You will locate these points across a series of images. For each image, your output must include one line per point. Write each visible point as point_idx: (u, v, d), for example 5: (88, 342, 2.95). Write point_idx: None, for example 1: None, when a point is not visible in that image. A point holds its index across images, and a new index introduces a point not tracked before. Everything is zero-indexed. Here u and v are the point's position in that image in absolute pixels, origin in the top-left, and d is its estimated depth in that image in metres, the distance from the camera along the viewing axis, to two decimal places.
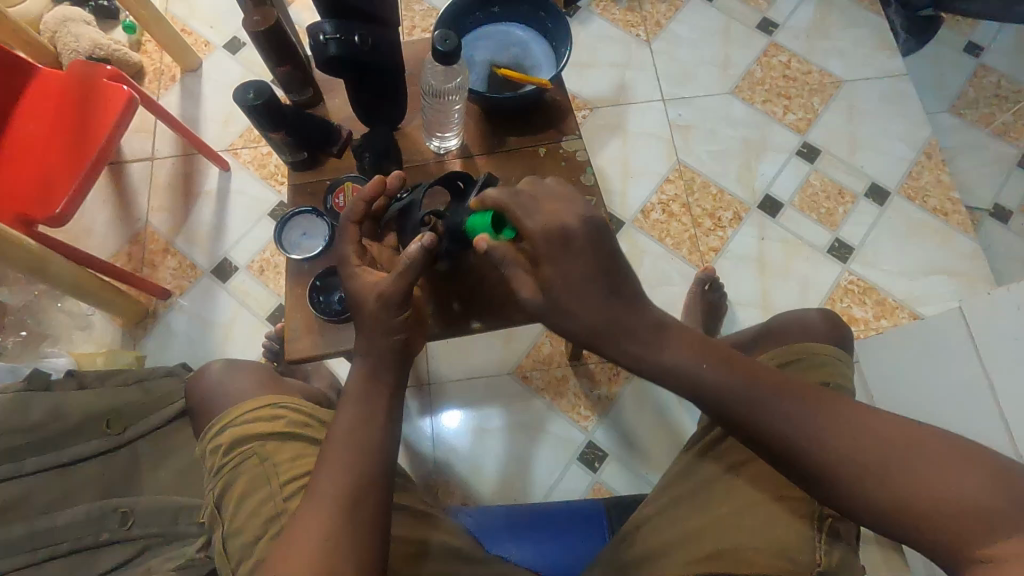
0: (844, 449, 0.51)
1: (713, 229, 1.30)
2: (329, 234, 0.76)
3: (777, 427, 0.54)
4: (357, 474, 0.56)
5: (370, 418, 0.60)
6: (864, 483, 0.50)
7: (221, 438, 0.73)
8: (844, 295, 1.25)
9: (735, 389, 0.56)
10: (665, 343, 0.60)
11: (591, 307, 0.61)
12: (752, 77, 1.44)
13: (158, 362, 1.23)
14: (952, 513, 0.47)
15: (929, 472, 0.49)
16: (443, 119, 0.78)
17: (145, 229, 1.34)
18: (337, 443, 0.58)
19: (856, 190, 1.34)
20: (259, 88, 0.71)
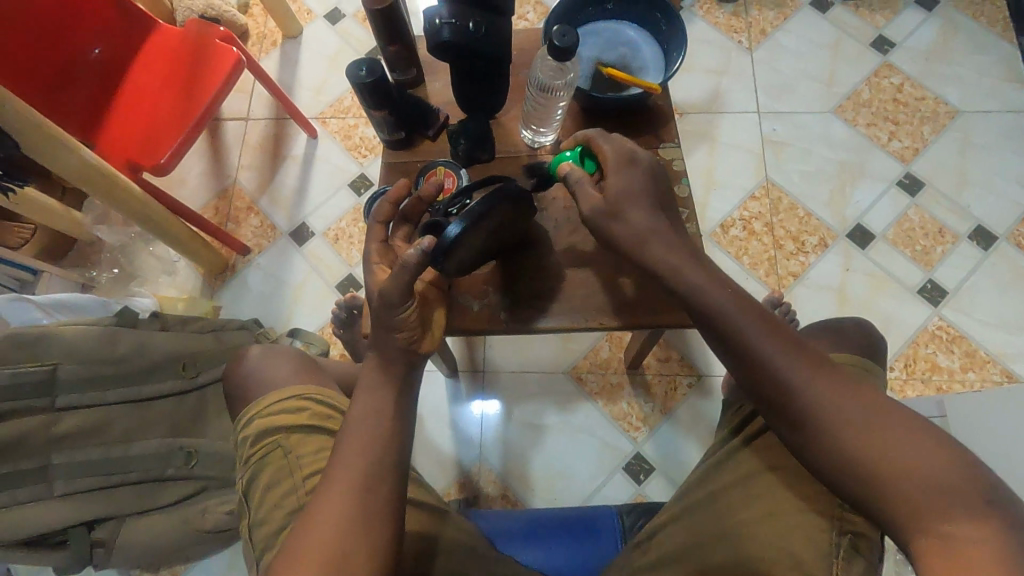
0: (826, 402, 0.51)
1: (795, 252, 1.25)
2: None
3: (775, 365, 0.54)
4: (375, 460, 0.56)
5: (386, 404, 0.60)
6: (834, 434, 0.50)
7: (251, 429, 0.74)
8: (930, 340, 1.17)
9: (747, 325, 0.56)
10: (688, 275, 0.61)
11: (642, 217, 0.64)
12: (859, 98, 1.36)
13: (231, 314, 1.29)
14: (915, 486, 0.46)
15: (905, 445, 0.48)
16: (543, 114, 0.77)
17: (233, 186, 1.39)
18: (354, 427, 0.58)
19: (959, 230, 1.25)
20: (372, 66, 0.72)
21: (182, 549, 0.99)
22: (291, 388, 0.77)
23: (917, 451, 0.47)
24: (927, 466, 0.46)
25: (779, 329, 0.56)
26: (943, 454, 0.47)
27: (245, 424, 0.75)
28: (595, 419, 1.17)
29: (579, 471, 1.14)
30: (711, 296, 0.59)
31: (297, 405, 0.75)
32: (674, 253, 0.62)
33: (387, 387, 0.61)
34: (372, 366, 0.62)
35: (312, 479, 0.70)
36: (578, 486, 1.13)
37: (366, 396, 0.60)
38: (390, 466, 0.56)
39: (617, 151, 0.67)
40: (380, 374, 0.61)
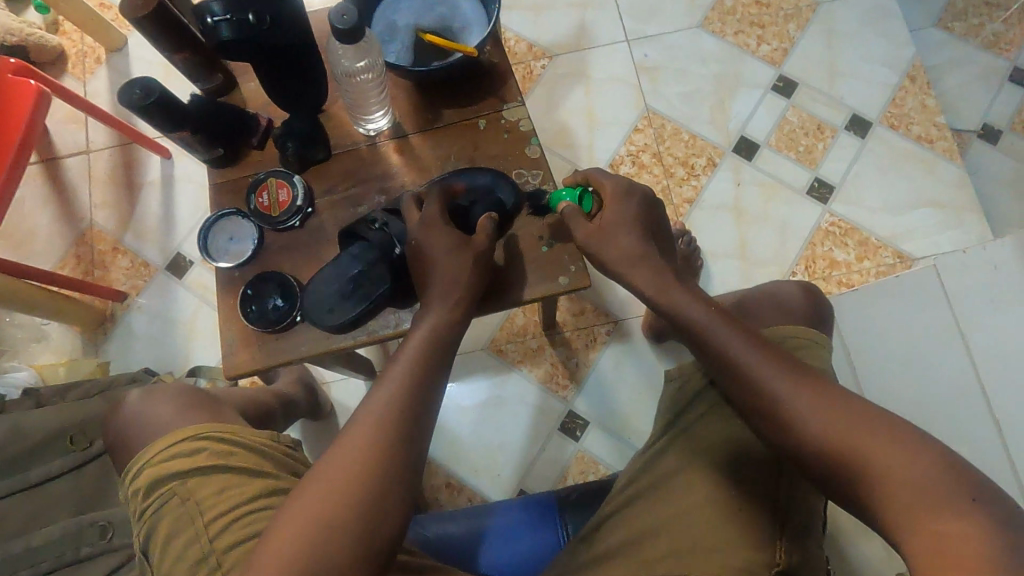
0: (818, 413, 0.54)
1: (686, 178, 1.24)
2: (257, 235, 0.70)
3: (766, 387, 0.57)
4: (362, 498, 0.51)
5: (390, 432, 0.54)
6: (826, 443, 0.53)
7: (137, 482, 0.66)
8: (825, 238, 1.20)
9: (737, 350, 0.59)
10: (675, 292, 0.64)
11: (631, 238, 0.66)
12: (722, 7, 1.33)
13: (123, 367, 1.19)
14: (905, 488, 0.49)
15: (894, 453, 0.50)
16: (364, 102, 0.70)
17: (91, 228, 1.27)
18: (348, 444, 0.54)
19: (836, 123, 1.26)
20: (146, 86, 0.64)
21: None
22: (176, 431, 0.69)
23: (905, 459, 0.50)
24: (910, 470, 0.49)
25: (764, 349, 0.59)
26: (923, 457, 0.49)
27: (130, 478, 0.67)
28: (528, 387, 1.15)
29: (523, 441, 1.13)
30: (701, 322, 0.62)
31: (190, 447, 0.67)
32: (656, 274, 0.65)
33: (394, 409, 0.55)
34: (393, 373, 0.58)
35: (217, 527, 0.63)
36: (524, 457, 1.12)
37: (372, 413, 0.55)
38: (377, 509, 0.51)
39: (616, 180, 0.69)
40: (398, 392, 0.56)
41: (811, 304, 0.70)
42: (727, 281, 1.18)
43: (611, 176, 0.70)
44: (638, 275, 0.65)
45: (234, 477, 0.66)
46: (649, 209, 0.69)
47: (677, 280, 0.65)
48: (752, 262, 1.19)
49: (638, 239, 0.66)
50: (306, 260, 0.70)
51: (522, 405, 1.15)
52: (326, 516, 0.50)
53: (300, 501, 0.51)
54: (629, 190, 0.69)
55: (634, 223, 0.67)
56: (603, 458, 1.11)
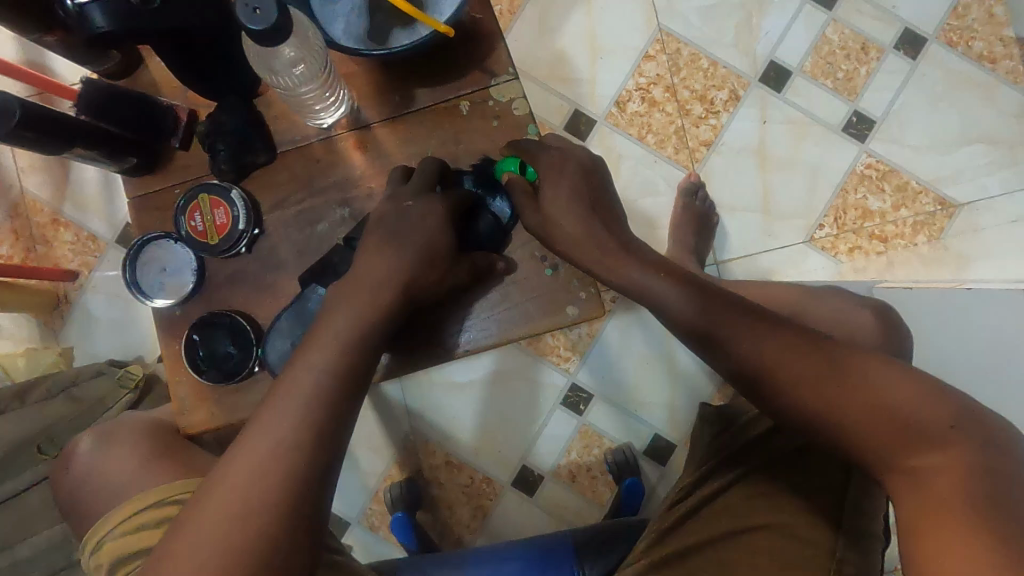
0: (790, 362, 0.50)
1: (704, 116, 1.06)
2: (196, 266, 0.57)
3: (723, 338, 0.52)
4: (266, 518, 0.42)
5: (293, 444, 0.45)
6: (805, 395, 0.49)
7: (98, 557, 0.53)
8: (859, 184, 1.06)
9: (684, 305, 0.54)
10: (625, 267, 0.57)
11: (572, 217, 0.56)
12: None
13: (87, 354, 1.10)
14: (895, 430, 0.47)
15: (876, 394, 0.47)
16: (303, 97, 0.54)
17: (23, 198, 1.11)
18: (241, 464, 0.44)
19: (883, 41, 1.06)
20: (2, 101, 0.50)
21: None
22: (137, 493, 0.54)
23: (894, 397, 0.47)
24: (906, 407, 0.47)
25: (716, 297, 0.54)
26: (897, 380, 0.48)
27: (88, 553, 0.54)
28: (527, 360, 1.07)
29: (522, 419, 1.08)
30: (624, 271, 0.56)
31: None
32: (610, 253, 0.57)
33: (301, 419, 0.46)
34: (299, 375, 0.47)
35: None
36: (525, 436, 1.07)
37: (269, 427, 0.45)
38: (287, 529, 0.43)
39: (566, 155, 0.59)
40: (302, 404, 0.46)
41: (887, 335, 0.64)
42: (745, 239, 1.06)
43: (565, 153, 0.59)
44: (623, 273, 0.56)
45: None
46: (588, 178, 0.60)
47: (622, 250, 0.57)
48: (774, 215, 1.06)
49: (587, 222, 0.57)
50: (259, 294, 0.58)
51: (532, 384, 1.07)
52: (220, 546, 0.41)
53: (190, 530, 0.42)
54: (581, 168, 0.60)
55: (583, 201, 0.58)
56: (608, 431, 1.06)
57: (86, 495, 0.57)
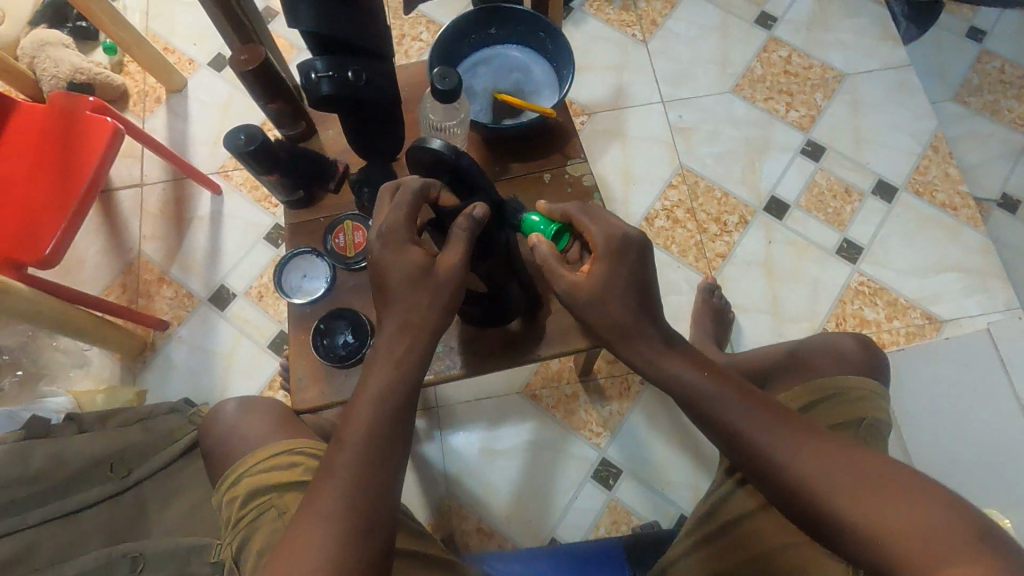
0: (800, 460, 0.55)
1: (719, 234, 1.28)
2: (330, 274, 0.73)
3: (761, 444, 0.57)
4: (338, 533, 0.53)
5: (361, 472, 0.56)
6: (820, 495, 0.53)
7: (236, 491, 0.68)
8: (855, 297, 1.23)
9: (728, 410, 0.60)
10: (662, 359, 0.65)
11: (618, 309, 0.65)
12: (753, 75, 1.41)
13: (159, 396, 1.20)
14: (918, 539, 0.48)
15: (890, 501, 0.50)
16: None
17: (138, 258, 1.30)
18: (316, 501, 0.55)
19: (863, 187, 1.31)
20: (250, 131, 0.69)
21: None
22: (272, 443, 0.71)
23: (907, 507, 0.50)
24: (924, 520, 0.48)
25: (756, 398, 0.61)
26: (913, 497, 0.50)
27: (227, 489, 0.69)
28: (560, 430, 1.16)
29: (553, 491, 1.13)
30: (667, 361, 0.65)
31: (288, 461, 0.69)
32: (642, 341, 0.65)
33: (361, 457, 0.57)
34: (356, 417, 0.59)
35: None
36: (555, 507, 1.12)
37: (336, 464, 0.57)
38: (353, 543, 0.53)
39: (605, 236, 0.65)
40: (362, 438, 0.58)
41: (867, 357, 0.77)
42: (758, 335, 1.20)
43: (601, 228, 0.66)
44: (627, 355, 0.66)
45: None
46: (636, 261, 0.65)
47: (648, 323, 0.66)
48: (783, 317, 1.21)
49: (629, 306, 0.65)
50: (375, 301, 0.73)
51: (561, 452, 1.15)
52: (303, 560, 0.51)
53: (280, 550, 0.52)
54: (611, 241, 0.65)
55: (624, 282, 0.65)
56: (636, 508, 1.11)
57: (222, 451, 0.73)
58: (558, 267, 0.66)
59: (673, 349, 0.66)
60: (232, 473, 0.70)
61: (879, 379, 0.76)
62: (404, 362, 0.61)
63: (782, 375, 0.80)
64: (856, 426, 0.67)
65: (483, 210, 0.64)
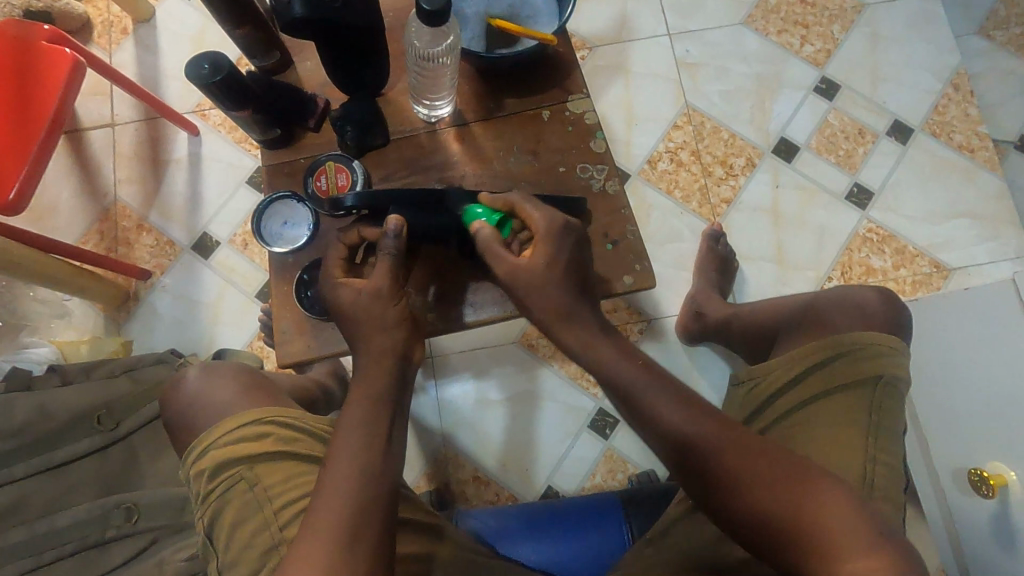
0: (727, 457, 0.56)
1: (724, 177, 1.22)
2: (312, 219, 0.68)
3: (706, 447, 0.56)
4: (358, 519, 0.53)
5: (369, 459, 0.56)
6: (750, 492, 0.54)
7: (202, 464, 0.66)
8: (862, 244, 1.19)
9: (668, 409, 0.59)
10: (599, 344, 0.63)
11: (588, 275, 0.64)
12: (767, 4, 1.31)
13: (146, 347, 1.17)
14: (832, 536, 0.50)
15: (807, 499, 0.52)
16: (432, 86, 0.68)
17: (115, 204, 1.23)
18: (332, 494, 0.54)
19: (877, 128, 1.25)
20: (214, 59, 0.62)
21: None
22: (238, 415, 0.68)
23: (821, 504, 0.52)
24: (836, 520, 0.51)
25: (683, 396, 0.60)
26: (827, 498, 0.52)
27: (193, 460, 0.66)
28: (559, 385, 1.14)
29: (547, 443, 1.12)
30: (606, 351, 0.63)
31: (255, 433, 0.66)
32: (577, 327, 0.64)
33: (366, 446, 0.57)
34: (355, 411, 0.59)
35: (289, 511, 0.63)
36: (550, 456, 1.11)
37: (343, 456, 0.56)
38: (355, 540, 0.52)
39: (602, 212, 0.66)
40: (363, 428, 0.58)
41: (887, 309, 0.74)
42: (762, 285, 1.17)
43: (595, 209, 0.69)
44: (563, 336, 0.63)
45: (301, 464, 0.66)
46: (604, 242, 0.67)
47: (601, 332, 0.64)
48: (788, 264, 1.18)
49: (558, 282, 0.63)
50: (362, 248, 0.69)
51: (558, 404, 1.14)
52: (331, 553, 0.51)
53: (300, 548, 0.52)
54: (551, 229, 0.63)
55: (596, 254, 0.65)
56: (633, 457, 1.11)
57: (193, 415, 0.70)
58: (500, 253, 0.63)
59: (609, 339, 0.64)
60: (195, 447, 0.67)
61: (899, 333, 0.73)
62: (389, 346, 0.61)
63: (795, 336, 0.78)
64: (870, 384, 0.66)
65: (399, 221, 0.62)
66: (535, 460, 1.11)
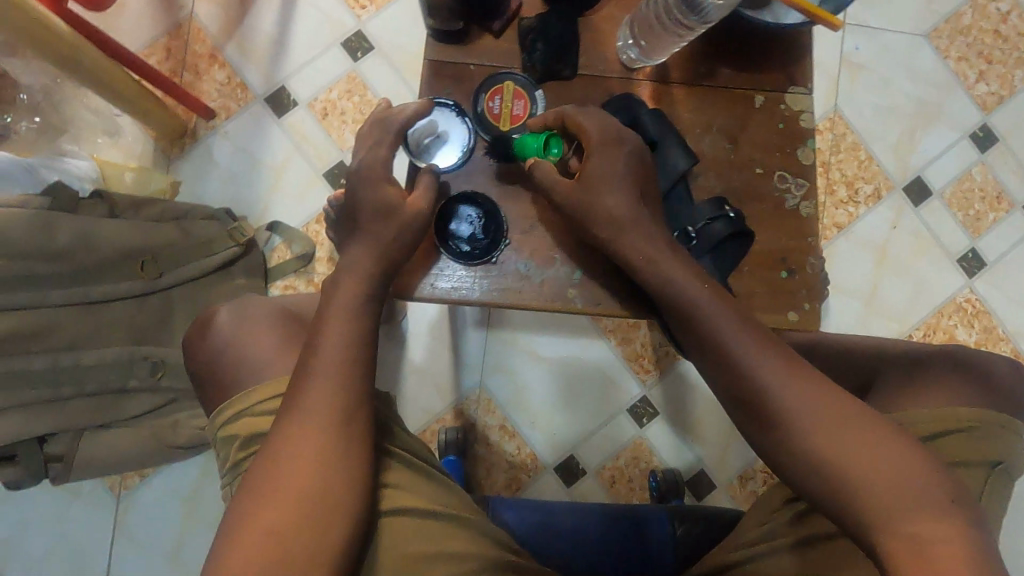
0: (795, 408, 0.52)
1: (845, 200, 1.13)
2: (470, 141, 0.63)
3: (775, 398, 0.53)
4: (305, 524, 0.50)
5: (327, 447, 0.53)
6: (817, 445, 0.51)
7: (235, 429, 0.62)
8: (954, 312, 1.13)
9: (744, 354, 0.54)
10: (669, 266, 0.58)
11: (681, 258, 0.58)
12: (958, 23, 1.16)
13: (193, 195, 1.06)
14: (889, 493, 0.49)
15: (877, 451, 0.50)
16: (662, 39, 0.60)
17: (190, 22, 1.08)
18: (302, 420, 0.53)
19: (1016, 197, 1.15)
20: None
21: (154, 457, 0.93)
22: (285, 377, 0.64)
23: (893, 462, 0.49)
24: (897, 472, 0.49)
25: (768, 343, 0.55)
26: (892, 450, 0.50)
27: (224, 423, 0.63)
28: (611, 359, 1.10)
29: (581, 416, 1.09)
30: (679, 271, 0.57)
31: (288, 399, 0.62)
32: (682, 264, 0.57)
33: (326, 418, 0.53)
34: (314, 402, 0.54)
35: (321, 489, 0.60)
36: (581, 428, 1.09)
37: (308, 418, 0.53)
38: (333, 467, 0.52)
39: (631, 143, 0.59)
40: (339, 349, 0.55)
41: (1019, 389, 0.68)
42: (844, 322, 1.12)
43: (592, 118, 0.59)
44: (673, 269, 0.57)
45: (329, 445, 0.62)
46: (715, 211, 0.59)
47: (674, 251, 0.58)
48: (876, 310, 1.12)
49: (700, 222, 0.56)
50: (511, 185, 0.64)
51: (603, 378, 1.10)
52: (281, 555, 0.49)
53: (260, 510, 0.50)
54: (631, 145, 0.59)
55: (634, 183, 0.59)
56: (661, 451, 1.09)
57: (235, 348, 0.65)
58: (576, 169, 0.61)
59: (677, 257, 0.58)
60: (217, 417, 0.64)
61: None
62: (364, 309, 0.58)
63: (895, 383, 0.71)
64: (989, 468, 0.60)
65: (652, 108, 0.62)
66: (564, 431, 1.09)
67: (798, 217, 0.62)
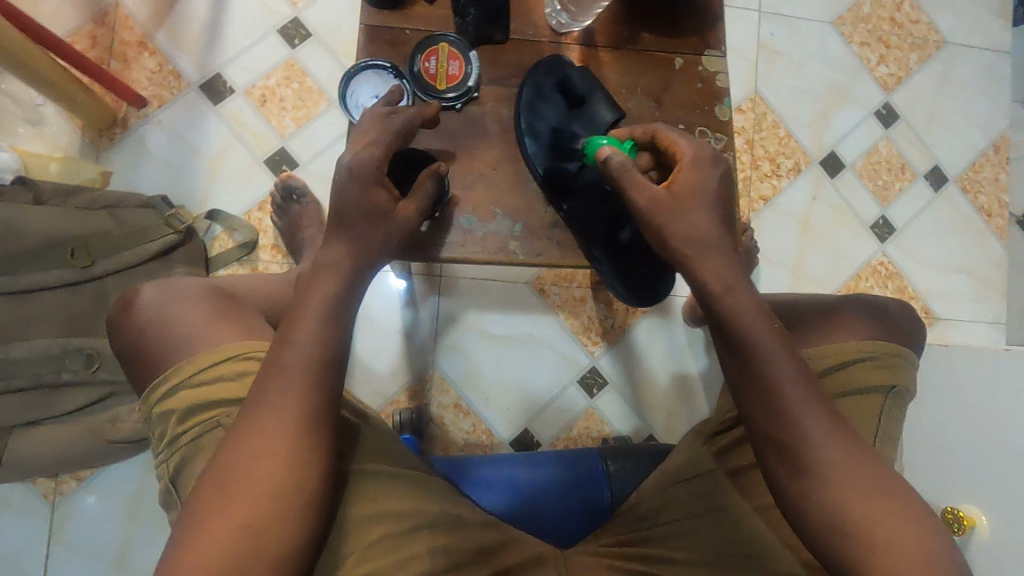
0: (824, 442, 0.50)
1: (769, 175, 1.21)
2: (407, 102, 0.67)
3: (797, 425, 0.50)
4: (253, 566, 0.47)
5: (298, 484, 0.50)
6: (833, 480, 0.49)
7: (169, 405, 0.59)
8: (871, 275, 1.22)
9: (781, 373, 0.51)
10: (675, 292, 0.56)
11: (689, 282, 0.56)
12: (859, 11, 1.28)
13: (126, 184, 1.03)
14: (901, 553, 0.47)
15: (888, 507, 0.49)
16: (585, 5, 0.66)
17: (116, 10, 1.06)
18: (261, 455, 0.50)
19: (918, 168, 1.27)
20: None
21: (89, 459, 0.86)
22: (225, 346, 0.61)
23: (900, 522, 0.48)
24: (905, 532, 0.48)
25: (806, 372, 0.52)
26: (904, 514, 0.49)
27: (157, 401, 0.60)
28: (563, 334, 1.13)
29: (539, 387, 1.12)
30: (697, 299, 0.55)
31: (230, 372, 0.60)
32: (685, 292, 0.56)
33: (286, 456, 0.50)
34: (277, 431, 0.50)
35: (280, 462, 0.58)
36: (539, 398, 1.12)
37: (268, 445, 0.50)
38: (294, 511, 0.50)
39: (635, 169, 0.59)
40: (308, 381, 0.52)
41: (905, 321, 0.75)
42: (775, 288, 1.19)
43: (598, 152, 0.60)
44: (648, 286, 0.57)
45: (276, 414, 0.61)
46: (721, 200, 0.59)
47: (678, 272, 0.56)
48: (802, 278, 1.19)
49: (711, 223, 0.56)
50: (453, 148, 0.68)
51: (555, 351, 1.13)
52: (245, 560, 0.47)
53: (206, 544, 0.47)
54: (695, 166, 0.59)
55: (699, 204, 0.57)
56: (612, 419, 1.13)
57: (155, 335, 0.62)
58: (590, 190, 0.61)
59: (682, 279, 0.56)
60: (148, 397, 0.61)
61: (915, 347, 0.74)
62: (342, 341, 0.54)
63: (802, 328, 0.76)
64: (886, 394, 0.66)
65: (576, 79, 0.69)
66: (522, 403, 1.11)
67: (719, 167, 0.69)
